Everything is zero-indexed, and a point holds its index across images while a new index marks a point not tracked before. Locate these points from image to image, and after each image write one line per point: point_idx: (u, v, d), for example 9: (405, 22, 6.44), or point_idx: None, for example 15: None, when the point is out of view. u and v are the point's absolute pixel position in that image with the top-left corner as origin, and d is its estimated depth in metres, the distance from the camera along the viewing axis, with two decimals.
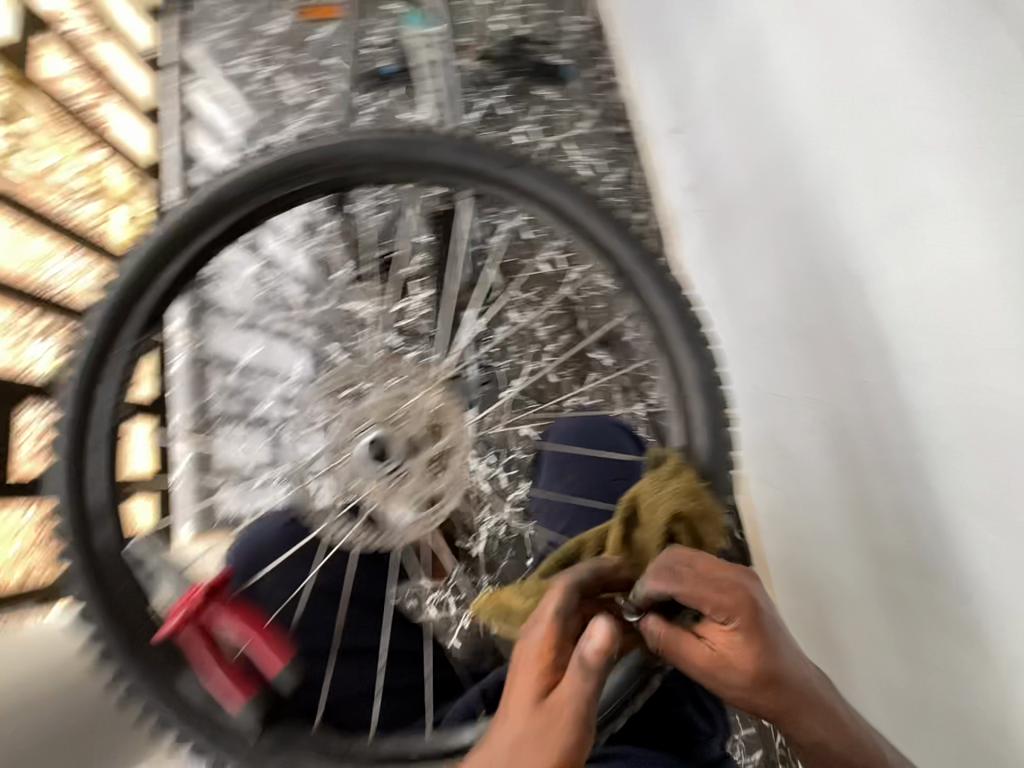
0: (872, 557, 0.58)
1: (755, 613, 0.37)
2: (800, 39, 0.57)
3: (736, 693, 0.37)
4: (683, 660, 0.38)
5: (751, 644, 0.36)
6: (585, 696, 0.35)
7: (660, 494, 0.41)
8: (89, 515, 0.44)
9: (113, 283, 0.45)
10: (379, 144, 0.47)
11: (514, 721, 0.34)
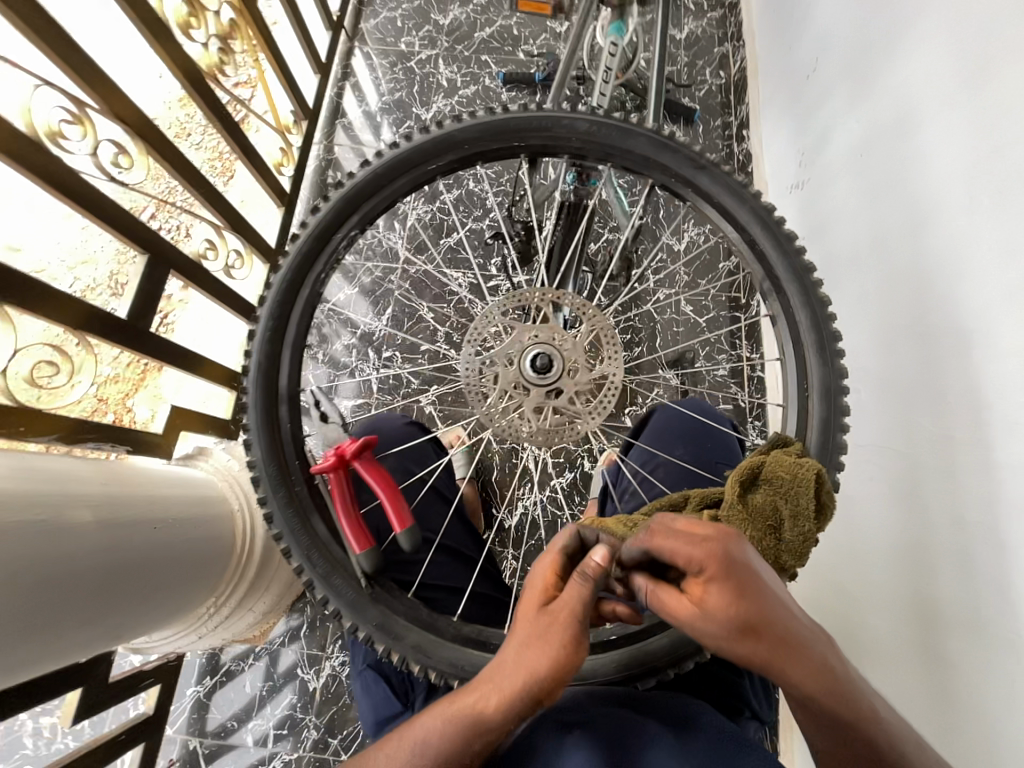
0: (929, 598, 0.63)
1: (727, 568, 0.39)
2: (944, 122, 0.64)
3: (719, 641, 0.40)
4: (667, 608, 0.43)
5: (724, 595, 0.39)
6: (582, 600, 0.45)
7: (788, 466, 0.46)
8: (275, 354, 0.57)
9: (347, 185, 0.60)
10: (593, 130, 0.59)
11: (520, 633, 0.46)
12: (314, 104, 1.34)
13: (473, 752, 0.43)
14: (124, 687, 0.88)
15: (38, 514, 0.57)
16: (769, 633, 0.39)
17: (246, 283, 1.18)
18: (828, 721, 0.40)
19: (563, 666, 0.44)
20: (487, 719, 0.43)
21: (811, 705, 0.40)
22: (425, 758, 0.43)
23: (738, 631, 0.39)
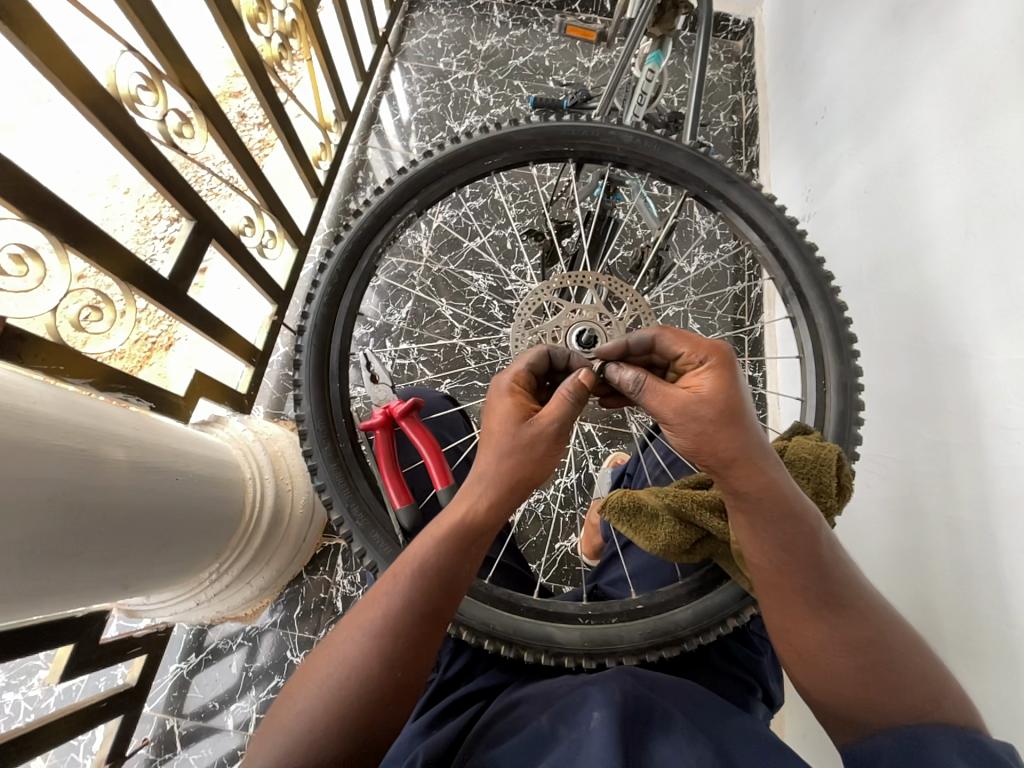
0: (929, 591, 0.67)
1: (725, 361, 0.50)
2: (941, 169, 0.73)
3: (703, 419, 0.48)
4: (659, 391, 0.50)
5: (715, 375, 0.49)
6: (563, 410, 0.53)
7: (811, 446, 0.54)
8: (330, 318, 0.63)
9: (410, 172, 0.66)
10: (637, 143, 0.66)
11: (498, 441, 0.53)
12: (354, 108, 1.40)
13: (468, 550, 0.51)
14: (110, 651, 0.88)
15: (80, 445, 0.59)
16: (742, 413, 0.48)
17: (274, 264, 1.21)
18: (776, 514, 0.47)
19: (536, 464, 0.53)
20: (476, 517, 0.52)
21: (762, 494, 0.47)
22: (429, 570, 0.50)
23: (721, 409, 0.48)
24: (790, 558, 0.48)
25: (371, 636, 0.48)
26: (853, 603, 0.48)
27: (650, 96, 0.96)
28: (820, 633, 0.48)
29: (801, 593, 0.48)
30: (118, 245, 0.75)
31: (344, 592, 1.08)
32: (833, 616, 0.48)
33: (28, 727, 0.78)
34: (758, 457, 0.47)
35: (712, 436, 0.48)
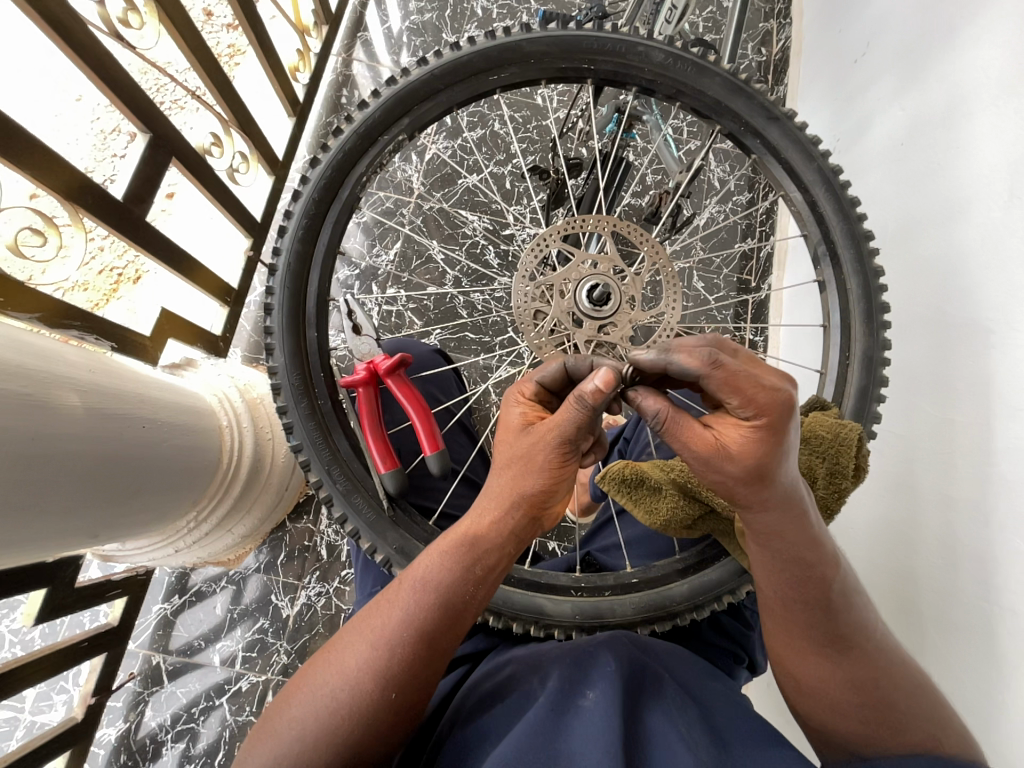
0: (916, 564, 0.67)
1: (777, 420, 0.40)
2: (992, 121, 0.65)
3: (729, 478, 0.42)
4: (686, 439, 0.43)
5: (762, 436, 0.41)
6: (576, 422, 0.46)
7: (831, 425, 0.54)
8: (307, 257, 0.56)
9: (400, 84, 0.56)
10: (668, 63, 0.57)
11: (501, 456, 0.52)
12: (336, 9, 1.21)
13: (471, 572, 0.48)
14: (89, 592, 0.87)
15: (25, 388, 0.53)
16: (775, 469, 0.42)
17: (249, 192, 1.09)
18: (793, 562, 0.47)
19: (544, 480, 0.49)
20: (481, 534, 0.49)
21: (766, 537, 0.47)
22: (430, 587, 0.48)
23: (749, 471, 0.42)
24: (803, 603, 0.49)
25: (371, 651, 0.46)
26: (858, 639, 0.50)
27: (681, 11, 0.82)
28: (818, 666, 0.51)
29: (806, 632, 0.50)
30: (53, 154, 0.64)
31: (328, 541, 1.07)
32: (836, 656, 0.50)
33: (6, 665, 0.77)
34: (777, 509, 0.45)
35: (722, 488, 0.43)
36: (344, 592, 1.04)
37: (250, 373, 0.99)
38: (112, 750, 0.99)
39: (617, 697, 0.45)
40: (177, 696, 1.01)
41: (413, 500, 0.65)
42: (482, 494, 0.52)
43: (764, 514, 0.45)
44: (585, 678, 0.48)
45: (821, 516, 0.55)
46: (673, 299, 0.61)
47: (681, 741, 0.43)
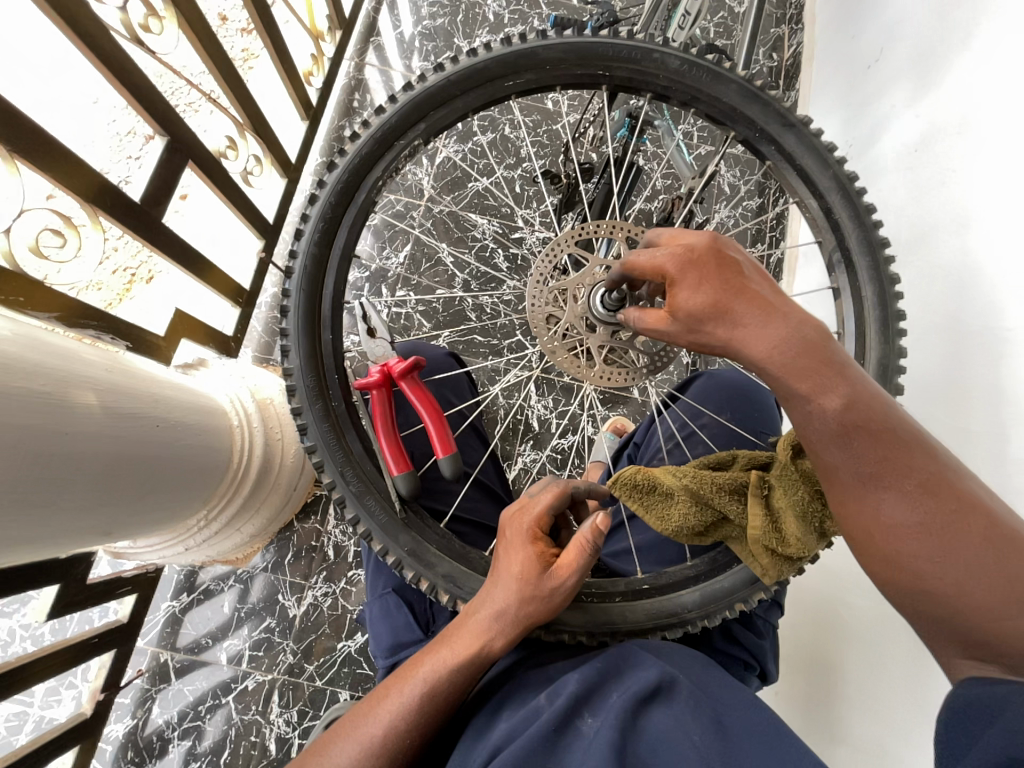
0: None
1: (690, 253, 0.46)
2: (1007, 129, 0.65)
3: (686, 320, 0.45)
4: (645, 318, 0.49)
5: (676, 272, 0.46)
6: (588, 566, 0.51)
7: None
8: (322, 260, 0.57)
9: (416, 90, 0.57)
10: (682, 71, 0.57)
11: (517, 590, 0.49)
12: (350, 15, 1.23)
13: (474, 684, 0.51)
14: (101, 588, 0.88)
15: (44, 387, 0.54)
16: (731, 272, 0.45)
17: (262, 195, 1.11)
18: (819, 396, 0.43)
19: (556, 612, 0.51)
20: (490, 659, 0.50)
21: (794, 379, 0.43)
22: (437, 695, 0.49)
23: (701, 278, 0.45)
24: (859, 451, 0.43)
25: (367, 757, 0.47)
26: (951, 491, 0.42)
27: (693, 17, 0.82)
28: (921, 543, 0.42)
29: (883, 496, 0.43)
30: (74, 156, 0.65)
31: (335, 542, 1.07)
32: (933, 520, 0.42)
33: (16, 661, 0.78)
34: (761, 312, 0.44)
35: (699, 308, 0.44)
36: (351, 593, 1.05)
37: (264, 376, 0.99)
38: (118, 746, 0.99)
39: (619, 718, 0.45)
40: (184, 694, 1.01)
41: (424, 502, 0.65)
42: (496, 625, 0.49)
43: (759, 322, 0.44)
44: (587, 702, 0.48)
45: None
46: None
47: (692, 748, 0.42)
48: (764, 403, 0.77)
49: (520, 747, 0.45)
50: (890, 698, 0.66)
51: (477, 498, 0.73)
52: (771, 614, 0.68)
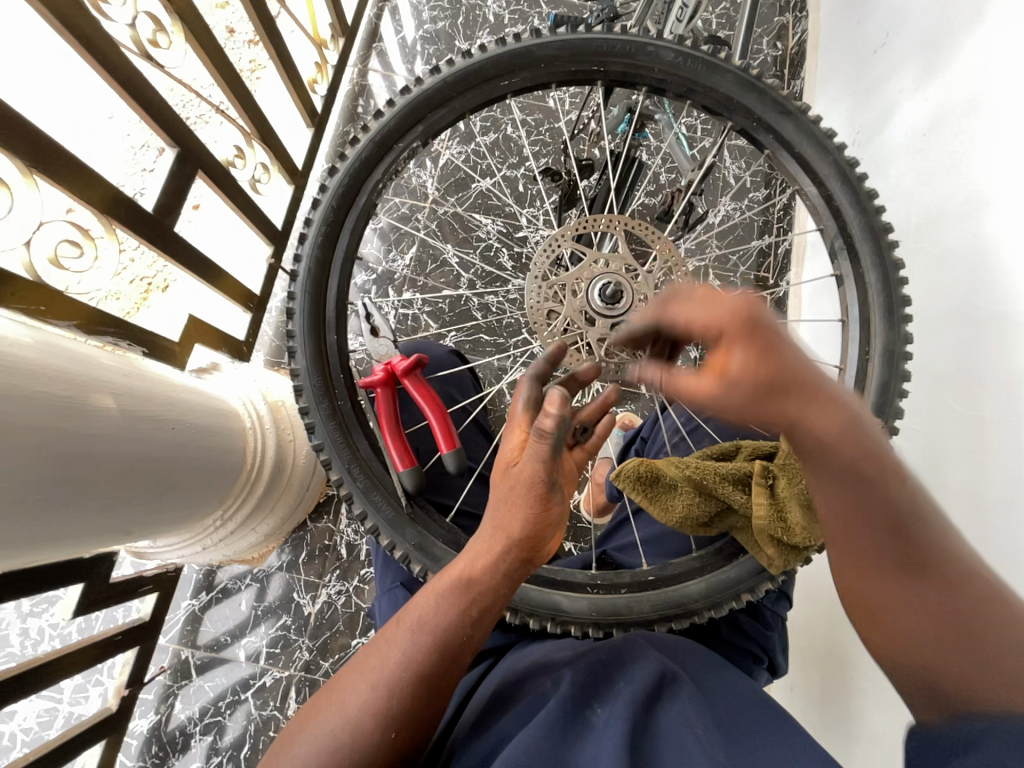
0: None
1: (745, 323, 0.40)
2: (1017, 108, 0.63)
3: (741, 394, 0.40)
4: (693, 385, 0.42)
5: (735, 341, 0.40)
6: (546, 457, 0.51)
7: None
8: (326, 263, 0.58)
9: (414, 93, 0.58)
10: (676, 64, 0.57)
11: (495, 496, 0.54)
12: (352, 21, 1.25)
13: (468, 611, 0.49)
14: (124, 586, 0.91)
15: (65, 390, 0.56)
16: (773, 338, 0.39)
17: (271, 202, 1.13)
18: (859, 470, 0.40)
19: (531, 517, 0.51)
20: (477, 576, 0.50)
21: (834, 456, 0.39)
22: (428, 627, 0.48)
23: (755, 346, 0.39)
24: (877, 529, 0.41)
25: (371, 688, 0.46)
26: (979, 584, 0.40)
27: (692, 10, 0.82)
28: (931, 627, 0.40)
29: (896, 577, 0.41)
30: (90, 169, 0.68)
31: (348, 541, 1.09)
32: (944, 613, 0.39)
33: (44, 657, 0.81)
34: (818, 392, 0.40)
35: (755, 380, 0.39)
36: (364, 590, 1.07)
37: (276, 379, 1.01)
38: (144, 741, 1.02)
39: (628, 706, 0.46)
40: (205, 689, 1.04)
41: (430, 497, 0.66)
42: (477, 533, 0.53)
43: (815, 403, 0.39)
44: (597, 694, 0.49)
45: None
46: None
47: (697, 737, 0.43)
48: None
49: (531, 726, 0.46)
50: None
51: (483, 493, 0.74)
52: (779, 606, 0.67)
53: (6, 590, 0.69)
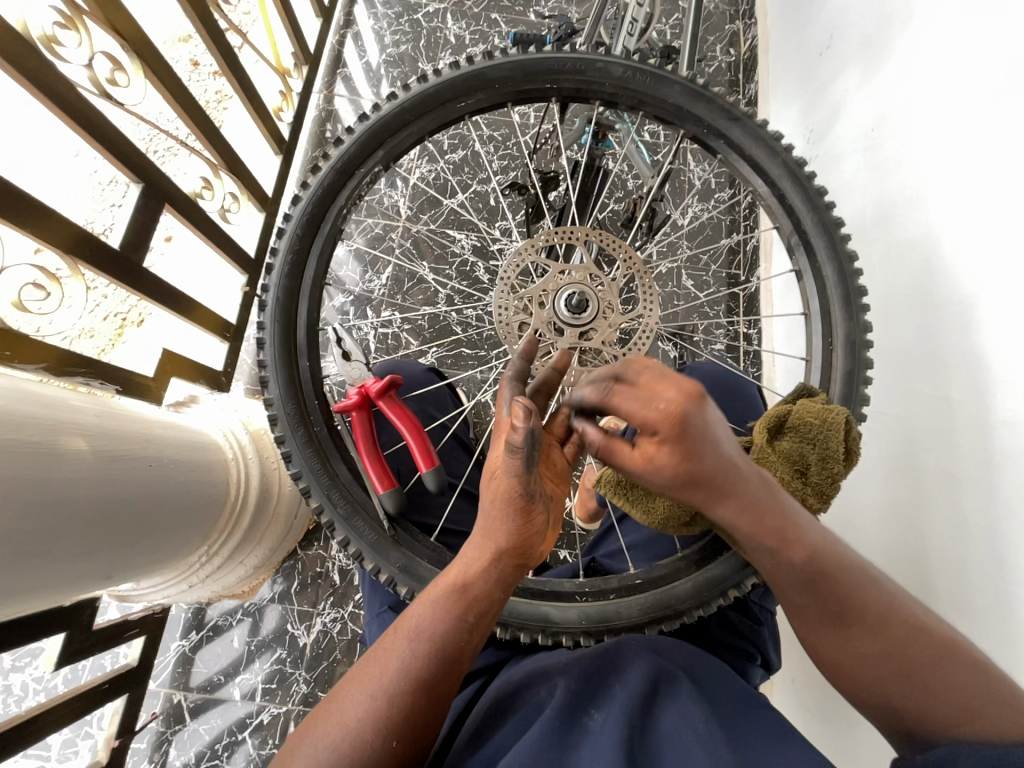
0: (924, 547, 0.67)
1: (680, 429, 0.42)
2: (953, 102, 0.66)
3: (668, 481, 0.45)
4: (627, 460, 0.47)
5: (665, 445, 0.43)
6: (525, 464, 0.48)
7: (814, 413, 0.52)
8: (294, 290, 0.58)
9: (372, 119, 0.59)
10: (625, 78, 0.59)
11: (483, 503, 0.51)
12: (315, 49, 1.26)
13: (464, 618, 0.48)
14: (109, 633, 0.88)
15: (34, 436, 0.55)
16: (704, 439, 0.43)
17: (243, 231, 1.13)
18: (781, 548, 0.46)
19: (522, 525, 0.49)
20: (470, 583, 0.49)
21: (758, 534, 0.45)
22: (424, 635, 0.48)
23: (686, 448, 0.43)
24: (816, 595, 0.46)
25: (371, 697, 0.46)
26: (897, 618, 0.46)
27: (642, 24, 0.84)
28: (875, 667, 0.46)
29: (839, 633, 0.47)
30: (52, 212, 0.67)
31: (340, 567, 1.07)
32: (882, 649, 0.46)
33: (26, 714, 0.77)
34: (735, 480, 0.44)
35: (676, 476, 0.44)
36: (360, 616, 1.05)
37: (256, 408, 1.00)
38: None
39: (623, 711, 0.46)
40: (201, 733, 1.01)
41: (415, 517, 0.66)
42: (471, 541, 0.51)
43: (735, 487, 0.44)
44: (592, 699, 0.48)
45: (822, 498, 0.53)
46: (652, 301, 0.62)
47: (691, 741, 0.43)
48: (745, 389, 0.78)
49: (528, 740, 0.45)
50: None
51: (470, 509, 0.74)
52: (769, 599, 0.68)
53: None
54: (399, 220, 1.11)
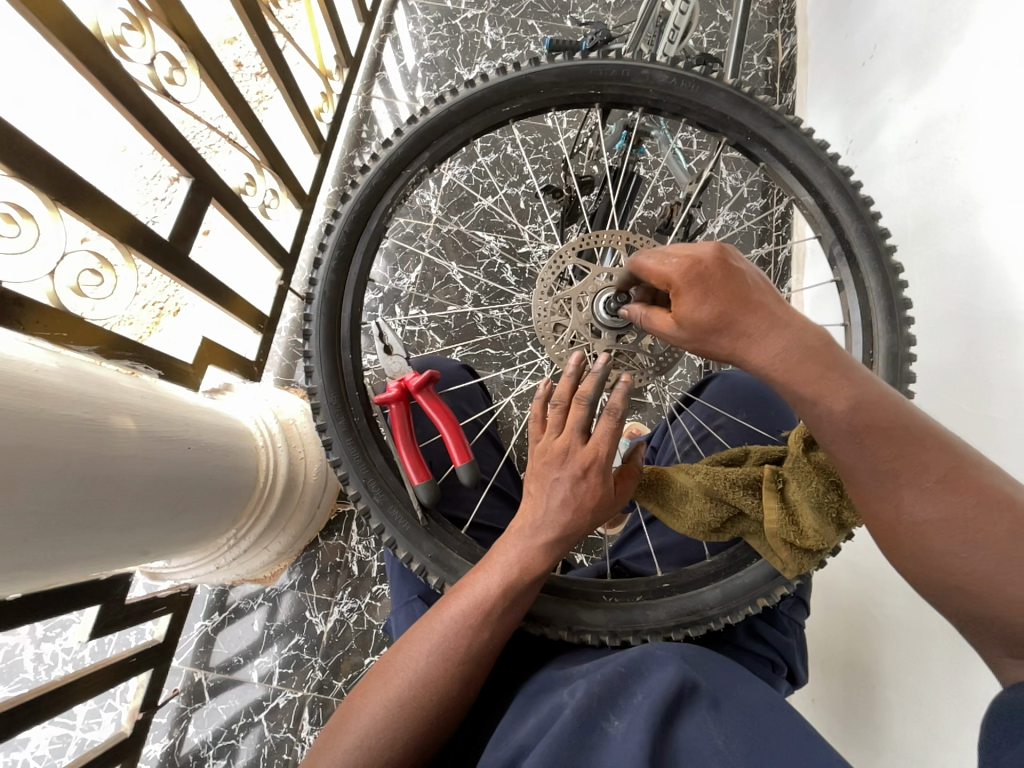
0: None
1: (700, 269, 0.44)
2: (1006, 115, 0.65)
3: (686, 329, 0.45)
4: (654, 319, 0.49)
5: (681, 291, 0.45)
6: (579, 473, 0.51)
7: None
8: (340, 284, 0.60)
9: (421, 121, 0.60)
10: (669, 84, 0.60)
11: (535, 489, 0.53)
12: (356, 52, 1.29)
13: (518, 598, 0.51)
14: (138, 609, 0.91)
15: (89, 414, 0.58)
16: (735, 283, 0.44)
17: (280, 226, 1.17)
18: (822, 397, 0.42)
19: (578, 516, 0.52)
20: (527, 567, 0.51)
21: (794, 380, 0.42)
22: (480, 609, 0.50)
23: (707, 290, 0.44)
24: (872, 452, 0.41)
25: (427, 664, 0.50)
26: (970, 482, 0.41)
27: (683, 31, 0.84)
28: (943, 535, 0.40)
29: (900, 496, 0.41)
30: (111, 202, 0.71)
31: (359, 558, 1.09)
32: (952, 514, 0.40)
33: (58, 682, 0.80)
34: (765, 323, 0.43)
35: (699, 321, 0.44)
36: (376, 607, 1.07)
37: (286, 397, 1.03)
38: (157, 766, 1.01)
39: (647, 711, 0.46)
40: (218, 712, 1.03)
41: (445, 511, 0.67)
42: (524, 522, 0.52)
43: (765, 329, 0.43)
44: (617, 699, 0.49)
45: None
46: None
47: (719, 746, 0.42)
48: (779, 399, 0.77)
49: (545, 739, 0.45)
50: (930, 698, 0.64)
51: (495, 505, 0.75)
52: (794, 612, 0.67)
53: (27, 612, 0.70)
54: (431, 220, 1.13)
